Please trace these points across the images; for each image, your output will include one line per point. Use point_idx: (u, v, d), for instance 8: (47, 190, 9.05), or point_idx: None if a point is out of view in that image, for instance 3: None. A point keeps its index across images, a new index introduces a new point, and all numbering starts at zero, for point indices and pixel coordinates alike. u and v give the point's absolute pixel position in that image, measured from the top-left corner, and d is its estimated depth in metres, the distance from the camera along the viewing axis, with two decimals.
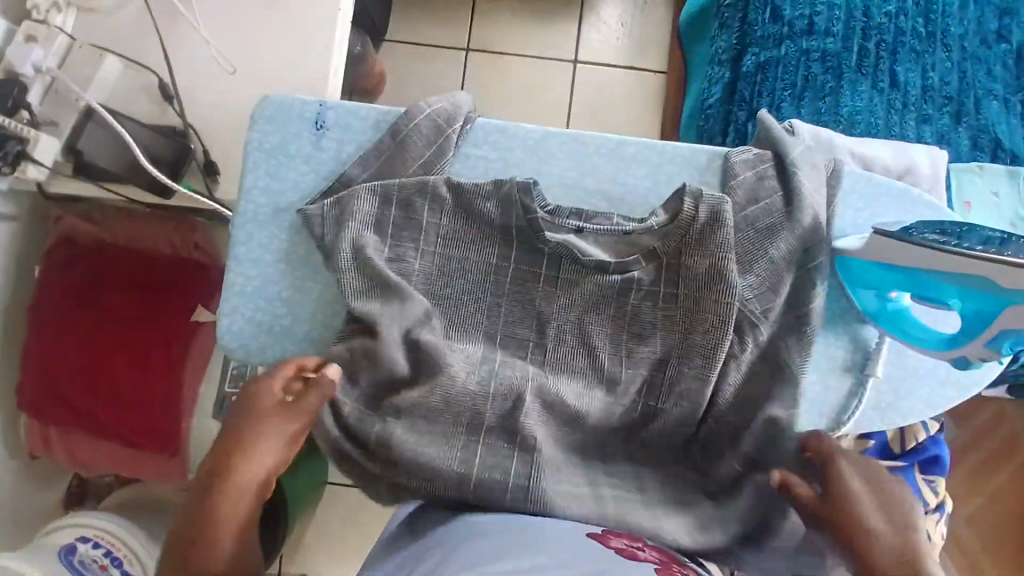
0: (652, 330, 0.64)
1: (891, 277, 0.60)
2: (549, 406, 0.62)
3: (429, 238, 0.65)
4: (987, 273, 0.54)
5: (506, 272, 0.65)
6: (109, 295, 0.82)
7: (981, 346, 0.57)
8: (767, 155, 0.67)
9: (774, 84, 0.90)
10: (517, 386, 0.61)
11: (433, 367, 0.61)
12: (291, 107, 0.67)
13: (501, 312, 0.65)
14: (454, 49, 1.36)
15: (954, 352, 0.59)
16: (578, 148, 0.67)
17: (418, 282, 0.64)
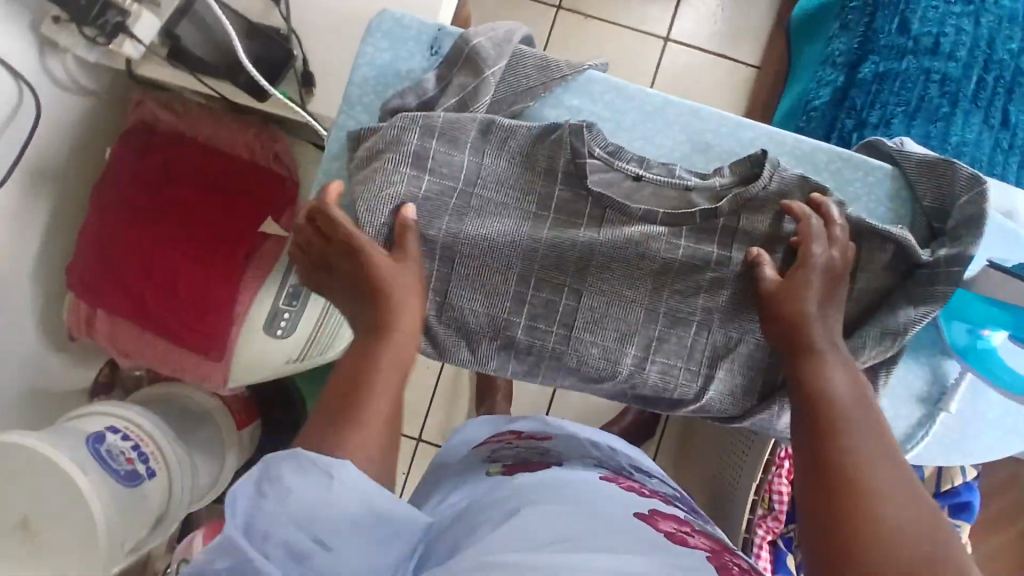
0: (704, 284, 0.62)
1: (993, 314, 0.59)
2: (595, 341, 0.63)
3: (484, 179, 0.61)
4: None
5: (546, 212, 0.62)
6: (181, 185, 0.80)
7: None
8: (879, 165, 0.63)
9: (888, 97, 0.86)
10: (567, 313, 0.63)
11: (489, 296, 0.62)
12: (408, 26, 0.62)
13: (547, 234, 0.62)
14: (545, 4, 1.31)
15: None
16: (692, 122, 0.64)
17: (462, 241, 0.61)
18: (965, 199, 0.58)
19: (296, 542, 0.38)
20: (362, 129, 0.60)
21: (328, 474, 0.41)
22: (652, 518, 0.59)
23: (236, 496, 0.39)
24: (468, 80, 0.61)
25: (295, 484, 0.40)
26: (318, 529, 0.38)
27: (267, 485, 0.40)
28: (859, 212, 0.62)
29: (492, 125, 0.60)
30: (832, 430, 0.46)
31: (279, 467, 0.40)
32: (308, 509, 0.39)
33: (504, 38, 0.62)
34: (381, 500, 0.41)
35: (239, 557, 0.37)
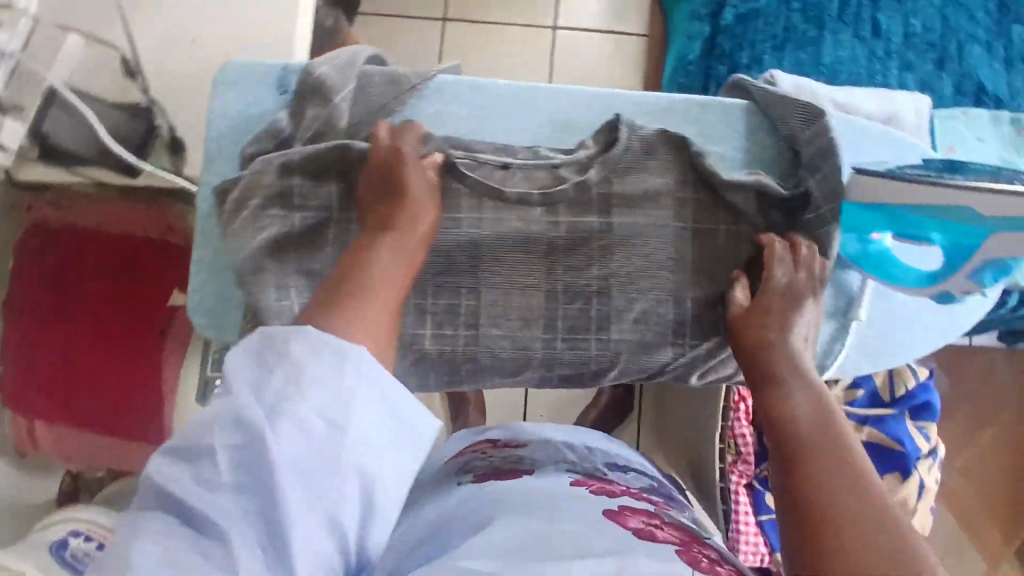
0: (594, 251, 0.63)
1: (870, 217, 0.60)
2: (504, 329, 0.63)
3: (346, 200, 0.60)
4: (970, 201, 0.52)
5: None
6: (86, 278, 0.81)
7: (963, 278, 0.56)
8: (738, 103, 0.64)
9: (754, 36, 0.88)
10: (466, 312, 0.63)
11: None
12: (253, 71, 0.63)
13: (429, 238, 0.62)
14: (430, 19, 1.33)
15: (937, 289, 0.59)
16: (554, 102, 0.65)
17: None
18: (810, 132, 0.60)
19: (302, 421, 0.36)
20: (226, 182, 0.60)
21: (343, 358, 0.39)
22: (621, 516, 0.61)
23: (240, 361, 0.38)
24: (321, 109, 0.61)
25: (307, 360, 0.38)
26: (327, 412, 0.37)
27: (273, 358, 0.38)
28: (726, 152, 0.63)
29: (350, 148, 0.59)
30: (813, 493, 0.39)
31: (290, 343, 0.38)
32: (317, 386, 0.37)
33: (347, 63, 0.62)
34: (392, 395, 0.40)
35: (244, 429, 0.36)
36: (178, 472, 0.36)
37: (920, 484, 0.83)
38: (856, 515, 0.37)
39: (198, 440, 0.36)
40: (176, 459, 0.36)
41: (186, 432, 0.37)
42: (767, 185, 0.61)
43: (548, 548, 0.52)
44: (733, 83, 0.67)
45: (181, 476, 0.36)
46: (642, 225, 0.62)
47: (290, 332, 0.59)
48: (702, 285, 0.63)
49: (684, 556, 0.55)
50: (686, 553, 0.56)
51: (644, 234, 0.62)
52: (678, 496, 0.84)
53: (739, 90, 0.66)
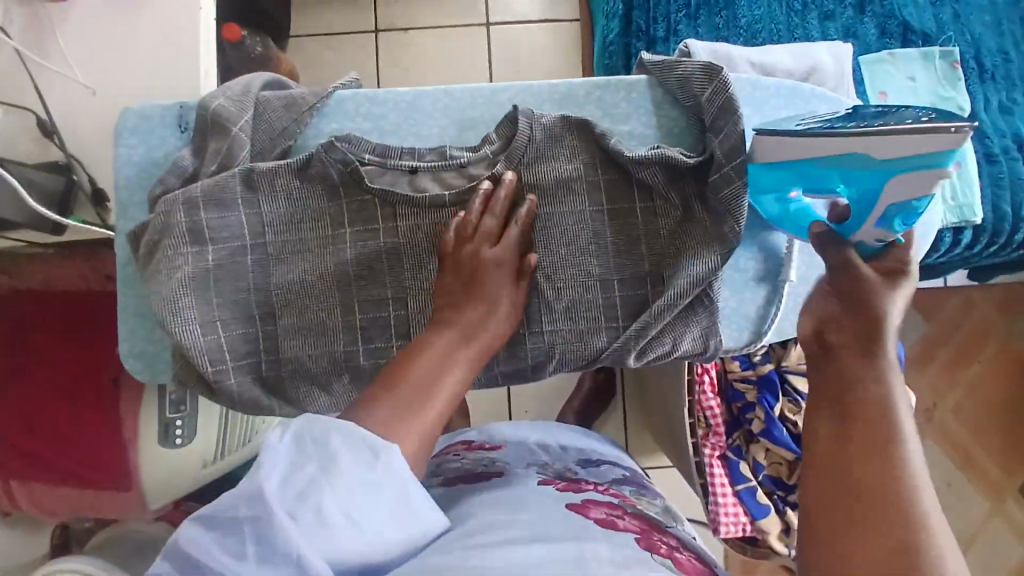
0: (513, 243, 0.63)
1: (781, 176, 0.59)
2: None
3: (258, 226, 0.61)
4: (861, 142, 0.51)
5: (341, 234, 0.62)
6: (33, 335, 0.80)
7: (868, 228, 0.53)
8: (639, 78, 0.63)
9: (667, 6, 0.87)
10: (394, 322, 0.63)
11: (314, 334, 0.62)
12: (152, 114, 0.63)
13: (347, 254, 0.62)
14: (363, 32, 1.33)
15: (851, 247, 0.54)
16: (455, 102, 0.64)
17: (276, 294, 0.61)
18: (710, 92, 0.59)
19: (327, 515, 0.40)
20: (136, 226, 0.60)
21: (378, 454, 0.43)
22: (584, 507, 0.62)
23: (276, 446, 0.41)
24: (220, 142, 0.61)
25: (340, 453, 0.42)
26: (350, 509, 0.41)
27: (310, 446, 0.42)
28: (632, 130, 0.63)
29: (253, 173, 0.60)
30: (880, 492, 0.40)
31: (325, 432, 0.42)
32: (343, 482, 0.41)
33: (242, 92, 0.63)
34: (412, 488, 0.44)
35: (266, 513, 0.39)
36: (207, 543, 0.39)
37: None
38: (906, 511, 0.39)
39: (228, 513, 0.39)
40: (205, 524, 0.40)
41: (213, 507, 0.40)
42: (671, 156, 0.60)
43: (499, 543, 0.51)
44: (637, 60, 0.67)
45: (209, 547, 0.39)
46: (563, 218, 0.62)
47: (219, 364, 0.59)
48: (627, 267, 0.62)
49: (643, 544, 0.56)
50: (645, 541, 0.57)
51: (566, 227, 0.62)
52: (652, 488, 0.86)
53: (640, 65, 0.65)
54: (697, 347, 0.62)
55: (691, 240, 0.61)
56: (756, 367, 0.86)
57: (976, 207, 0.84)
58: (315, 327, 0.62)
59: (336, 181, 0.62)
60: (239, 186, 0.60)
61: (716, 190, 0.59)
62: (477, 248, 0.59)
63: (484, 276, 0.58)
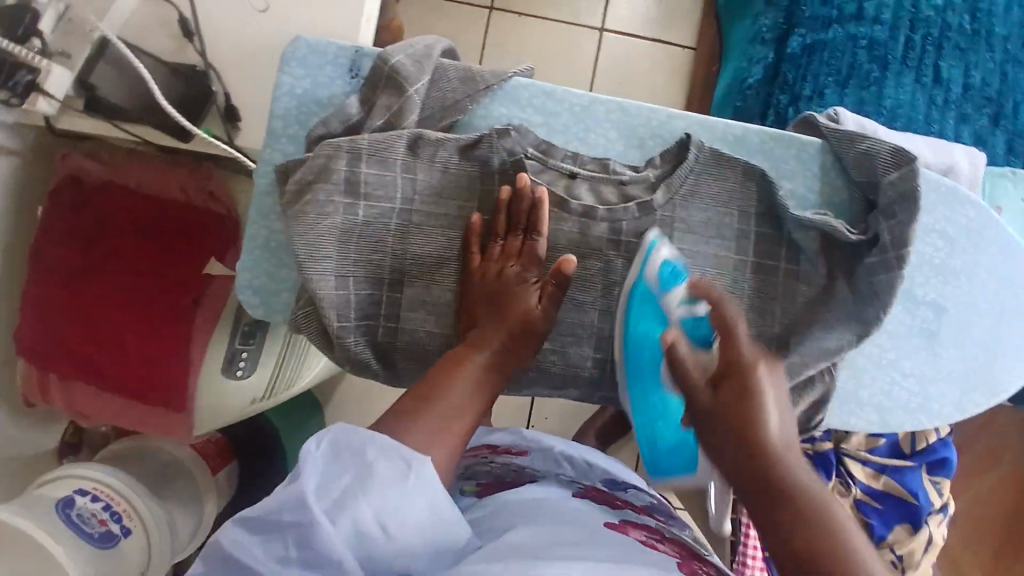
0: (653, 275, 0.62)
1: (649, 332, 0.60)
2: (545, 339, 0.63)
3: (407, 192, 0.60)
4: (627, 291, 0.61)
5: (486, 222, 0.61)
6: (122, 235, 0.78)
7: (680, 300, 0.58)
8: (814, 140, 0.63)
9: (819, 69, 0.87)
10: None
11: (439, 313, 0.61)
12: (325, 51, 0.62)
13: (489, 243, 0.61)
14: (477, 7, 1.30)
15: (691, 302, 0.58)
16: (627, 117, 0.63)
17: (409, 265, 0.60)
18: (894, 176, 0.59)
19: (364, 522, 0.40)
20: (290, 162, 0.59)
21: (407, 464, 0.43)
22: (623, 526, 0.61)
23: (315, 453, 0.41)
24: (392, 99, 0.60)
25: (377, 462, 0.42)
26: (384, 514, 0.41)
27: (347, 454, 0.42)
28: (794, 190, 0.63)
29: (421, 139, 0.59)
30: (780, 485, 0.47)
31: (365, 443, 0.43)
32: (381, 490, 0.41)
33: (424, 54, 0.61)
34: (443, 502, 0.44)
35: (305, 515, 0.38)
36: (251, 548, 0.38)
37: (928, 538, 0.85)
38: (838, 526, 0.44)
39: (270, 517, 0.38)
40: (242, 529, 0.39)
41: (256, 509, 0.39)
42: (835, 228, 0.60)
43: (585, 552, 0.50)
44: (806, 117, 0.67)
45: (253, 549, 0.38)
46: (702, 258, 0.62)
47: (345, 320, 0.58)
48: (756, 324, 0.62)
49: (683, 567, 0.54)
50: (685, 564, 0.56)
51: (701, 269, 0.62)
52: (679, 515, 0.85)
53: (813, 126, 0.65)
54: (805, 422, 0.63)
55: (829, 313, 0.60)
56: (815, 444, 0.87)
57: None
58: (439, 306, 0.61)
59: (494, 168, 0.61)
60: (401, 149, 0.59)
61: (870, 272, 0.59)
62: (501, 266, 0.59)
63: (512, 294, 0.58)
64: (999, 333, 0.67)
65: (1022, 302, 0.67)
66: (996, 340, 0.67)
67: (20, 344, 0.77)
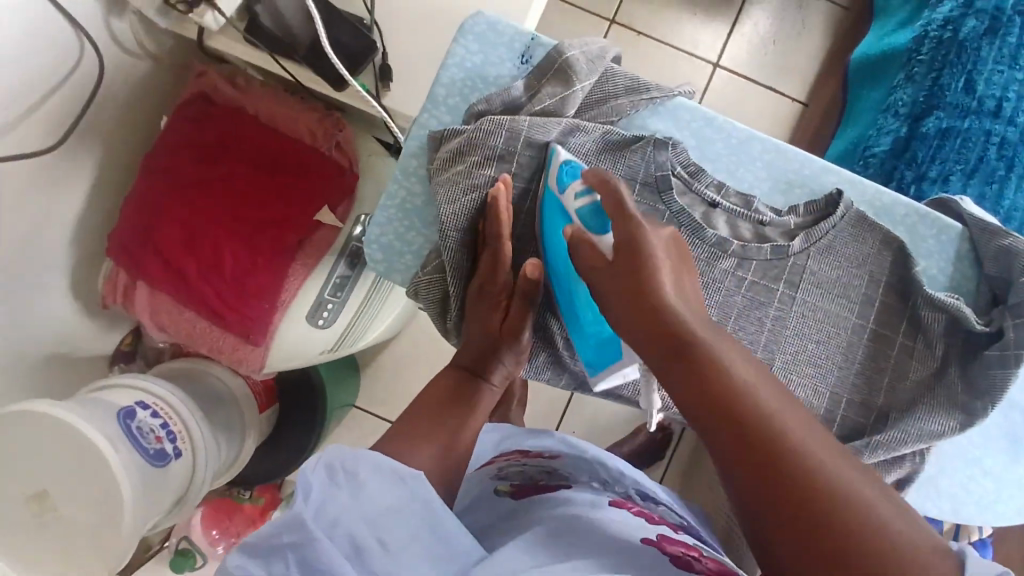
0: (772, 319, 0.61)
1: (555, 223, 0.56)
2: None
3: None
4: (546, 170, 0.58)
5: None
6: (238, 161, 0.79)
7: (572, 194, 0.53)
8: (955, 225, 0.63)
9: (948, 154, 0.86)
10: None
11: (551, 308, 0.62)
12: (503, 31, 0.62)
13: None
14: (599, 17, 1.31)
15: (585, 195, 0.52)
16: (779, 159, 0.63)
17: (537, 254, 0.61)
18: None
19: (361, 537, 0.42)
20: (446, 130, 0.59)
21: (399, 479, 0.46)
22: (661, 543, 0.57)
23: (310, 475, 0.43)
24: (558, 91, 0.60)
25: (371, 480, 0.45)
26: (381, 532, 0.43)
27: (342, 475, 0.44)
28: (925, 269, 0.63)
29: (579, 134, 0.60)
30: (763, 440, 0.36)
31: (357, 464, 0.45)
32: (374, 504, 0.44)
33: (597, 55, 0.62)
34: (438, 515, 0.46)
35: (306, 534, 0.39)
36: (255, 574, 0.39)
37: None
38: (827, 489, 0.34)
39: (269, 540, 0.39)
40: (248, 555, 0.40)
41: (258, 532, 0.40)
42: (963, 315, 0.59)
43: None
44: (946, 203, 0.66)
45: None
46: (825, 313, 0.61)
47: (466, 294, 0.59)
48: (862, 390, 0.61)
49: None
50: None
51: (821, 321, 0.61)
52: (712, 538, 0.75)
53: (956, 210, 0.64)
54: (884, 496, 0.62)
55: (935, 398, 0.59)
56: None
57: None
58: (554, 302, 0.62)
59: (639, 180, 0.61)
60: (557, 142, 0.60)
61: (986, 367, 0.58)
62: (483, 280, 0.58)
63: (502, 305, 0.59)
64: None
65: None
66: None
67: (116, 245, 0.78)
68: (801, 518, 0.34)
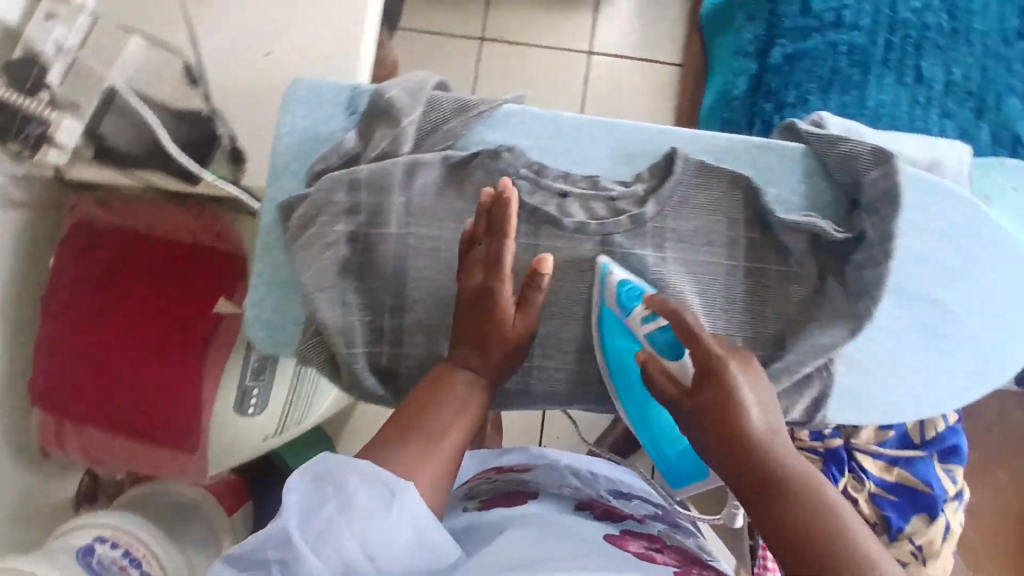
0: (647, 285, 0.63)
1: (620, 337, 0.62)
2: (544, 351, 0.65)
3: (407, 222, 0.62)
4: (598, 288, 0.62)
5: None
6: (129, 281, 0.80)
7: (638, 322, 0.58)
8: (799, 144, 0.65)
9: (801, 77, 0.89)
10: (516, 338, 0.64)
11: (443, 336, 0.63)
12: (324, 89, 0.64)
13: None
14: (468, 38, 1.34)
15: (656, 323, 0.57)
16: (616, 134, 0.65)
17: (412, 288, 0.62)
18: (874, 174, 0.60)
19: (350, 555, 0.40)
20: (291, 199, 0.60)
21: (392, 493, 0.43)
22: (620, 540, 0.61)
23: (298, 487, 0.42)
24: (388, 130, 0.62)
25: (362, 497, 0.42)
26: (372, 546, 0.41)
27: (329, 486, 0.42)
28: (782, 194, 0.64)
29: (418, 165, 0.61)
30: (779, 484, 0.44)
31: (346, 474, 0.43)
32: (364, 520, 0.41)
33: (416, 87, 0.63)
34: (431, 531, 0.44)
35: (291, 552, 0.39)
36: None
37: (946, 525, 0.85)
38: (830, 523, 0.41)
39: (253, 556, 0.39)
40: (234, 565, 0.40)
41: (243, 544, 0.40)
42: (820, 227, 0.62)
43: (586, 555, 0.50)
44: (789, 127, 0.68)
45: None
46: (697, 266, 0.63)
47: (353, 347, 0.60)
48: (752, 326, 0.62)
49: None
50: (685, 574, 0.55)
51: (695, 275, 0.63)
52: (683, 521, 0.79)
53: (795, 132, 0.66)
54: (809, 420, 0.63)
55: (822, 314, 0.61)
56: (825, 440, 0.86)
57: None
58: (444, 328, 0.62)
59: (488, 192, 0.63)
60: (399, 178, 0.61)
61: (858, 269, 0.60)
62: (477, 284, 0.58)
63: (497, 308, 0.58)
64: (1003, 318, 0.67)
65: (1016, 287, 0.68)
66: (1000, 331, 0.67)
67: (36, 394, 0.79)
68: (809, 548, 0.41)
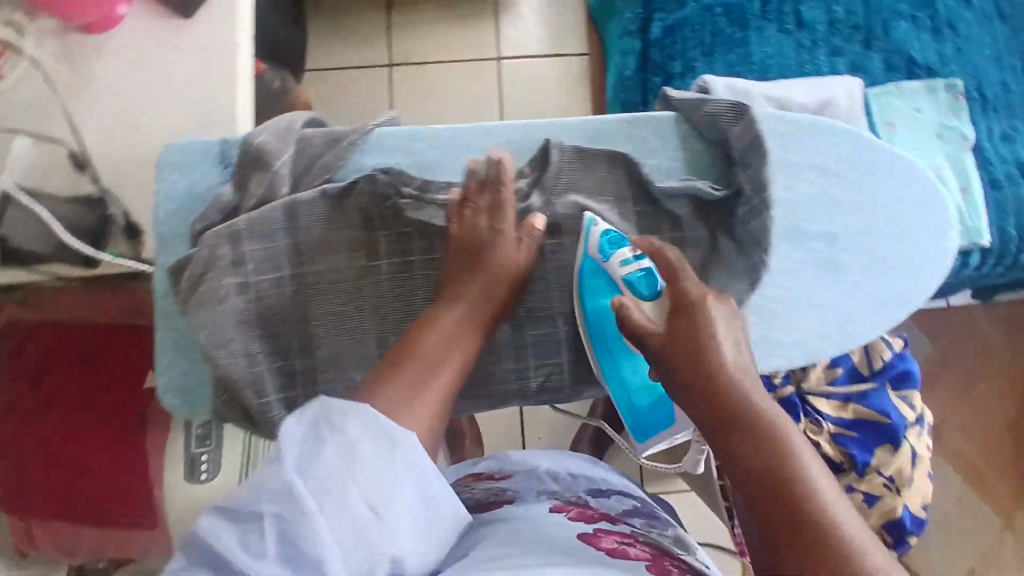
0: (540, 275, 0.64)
1: (597, 286, 0.62)
2: None
3: (298, 261, 0.62)
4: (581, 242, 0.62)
5: (378, 270, 0.63)
6: (59, 371, 0.80)
7: (625, 264, 0.59)
8: (668, 112, 0.66)
9: (683, 45, 0.91)
10: None
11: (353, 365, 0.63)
12: (194, 149, 0.64)
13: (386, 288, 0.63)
14: (377, 67, 1.35)
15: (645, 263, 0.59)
16: (489, 136, 0.66)
17: (316, 325, 0.62)
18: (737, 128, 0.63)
19: (351, 506, 0.39)
20: (178, 261, 0.60)
21: (393, 444, 0.42)
22: (595, 537, 0.58)
23: (295, 431, 0.41)
24: (263, 177, 0.63)
25: (365, 448, 0.41)
26: (372, 497, 0.40)
27: (327, 430, 0.41)
28: (662, 163, 0.65)
29: (297, 204, 0.62)
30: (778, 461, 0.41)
31: (344, 419, 0.41)
32: (368, 473, 0.40)
33: (284, 128, 0.64)
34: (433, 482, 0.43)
35: (292, 504, 0.38)
36: (230, 540, 0.38)
37: (912, 452, 0.85)
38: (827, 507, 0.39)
39: (249, 509, 0.38)
40: (224, 518, 0.39)
41: (238, 496, 0.39)
42: (698, 189, 0.63)
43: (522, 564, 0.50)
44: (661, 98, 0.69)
45: (229, 539, 0.38)
46: None
47: (262, 395, 0.60)
48: None
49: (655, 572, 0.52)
50: (655, 566, 0.53)
51: None
52: (664, 513, 0.74)
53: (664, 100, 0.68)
54: None
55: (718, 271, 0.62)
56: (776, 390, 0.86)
57: (982, 231, 0.88)
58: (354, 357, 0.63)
59: (374, 216, 0.63)
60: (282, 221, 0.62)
61: None
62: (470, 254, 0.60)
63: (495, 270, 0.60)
64: (906, 240, 0.68)
65: (913, 208, 0.68)
66: (906, 252, 0.68)
67: None
68: (797, 530, 0.38)
